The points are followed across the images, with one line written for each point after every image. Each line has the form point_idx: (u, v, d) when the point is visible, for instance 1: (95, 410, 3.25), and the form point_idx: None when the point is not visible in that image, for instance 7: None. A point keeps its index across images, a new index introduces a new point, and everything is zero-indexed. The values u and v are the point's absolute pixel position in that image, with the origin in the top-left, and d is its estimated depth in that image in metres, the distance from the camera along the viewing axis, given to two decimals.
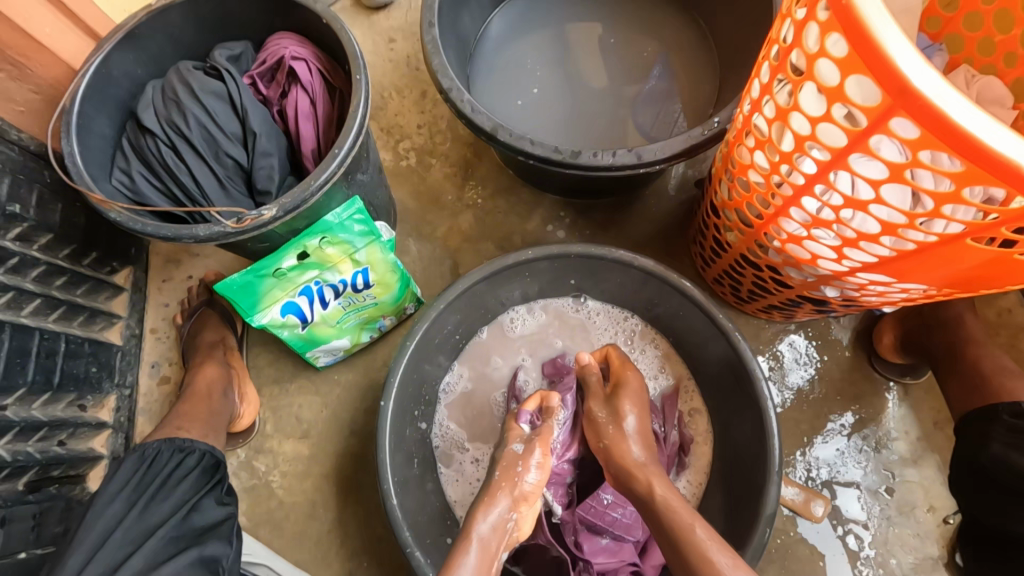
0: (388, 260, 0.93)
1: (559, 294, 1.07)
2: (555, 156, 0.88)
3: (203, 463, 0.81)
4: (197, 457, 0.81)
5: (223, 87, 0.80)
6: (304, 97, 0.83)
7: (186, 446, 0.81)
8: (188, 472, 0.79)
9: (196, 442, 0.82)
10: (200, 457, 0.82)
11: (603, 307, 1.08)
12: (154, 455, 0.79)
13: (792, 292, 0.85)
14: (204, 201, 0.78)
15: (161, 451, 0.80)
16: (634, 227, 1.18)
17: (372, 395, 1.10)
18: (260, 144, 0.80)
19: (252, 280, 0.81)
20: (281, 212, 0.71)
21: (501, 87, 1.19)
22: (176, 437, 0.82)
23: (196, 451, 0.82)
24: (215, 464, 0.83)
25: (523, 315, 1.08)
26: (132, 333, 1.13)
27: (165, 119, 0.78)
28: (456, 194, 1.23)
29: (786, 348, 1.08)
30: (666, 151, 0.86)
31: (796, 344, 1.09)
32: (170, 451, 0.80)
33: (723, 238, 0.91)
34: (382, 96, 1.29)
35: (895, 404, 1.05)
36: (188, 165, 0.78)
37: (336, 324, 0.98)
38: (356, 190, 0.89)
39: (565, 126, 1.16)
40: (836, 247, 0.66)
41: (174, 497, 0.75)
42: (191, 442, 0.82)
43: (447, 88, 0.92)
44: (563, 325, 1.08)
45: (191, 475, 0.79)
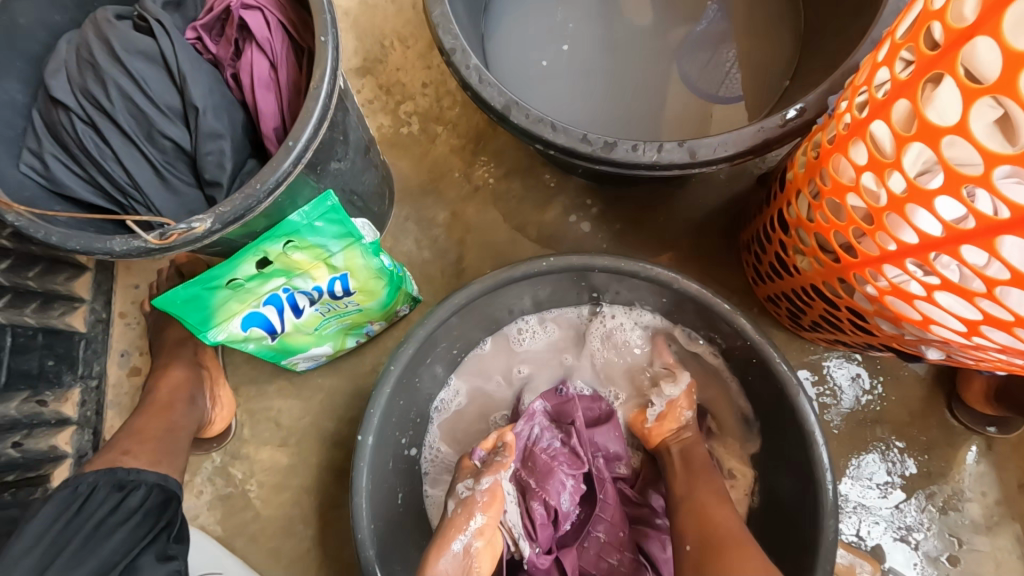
0: (372, 265, 0.77)
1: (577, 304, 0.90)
2: (583, 148, 0.69)
3: (148, 503, 0.71)
4: (142, 494, 0.71)
5: (155, 45, 0.62)
6: (262, 59, 0.65)
7: (128, 482, 0.71)
8: (129, 515, 0.68)
9: (140, 477, 0.72)
10: (145, 495, 0.71)
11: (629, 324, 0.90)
12: (88, 494, 0.68)
13: (874, 339, 0.67)
14: (137, 195, 0.63)
15: (97, 487, 0.69)
16: (673, 223, 0.98)
17: (359, 404, 0.97)
18: (205, 123, 0.63)
19: (200, 292, 0.67)
20: (219, 224, 0.55)
21: (524, 41, 0.96)
22: (116, 469, 0.72)
23: (139, 487, 0.71)
24: (165, 500, 0.72)
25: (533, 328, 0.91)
26: (98, 318, 1.01)
27: (81, 87, 0.61)
28: (464, 171, 1.04)
29: (835, 382, 0.91)
30: (728, 148, 0.66)
31: (847, 376, 0.91)
32: (109, 488, 0.70)
33: (791, 262, 0.72)
34: (382, 46, 1.07)
35: (974, 459, 0.87)
36: (114, 148, 0.62)
37: (314, 332, 0.84)
38: (331, 180, 0.71)
39: (599, 94, 0.94)
40: (967, 322, 0.47)
41: (103, 553, 0.63)
42: (135, 477, 0.72)
43: (449, 50, 0.71)
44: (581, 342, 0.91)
45: (132, 520, 0.68)
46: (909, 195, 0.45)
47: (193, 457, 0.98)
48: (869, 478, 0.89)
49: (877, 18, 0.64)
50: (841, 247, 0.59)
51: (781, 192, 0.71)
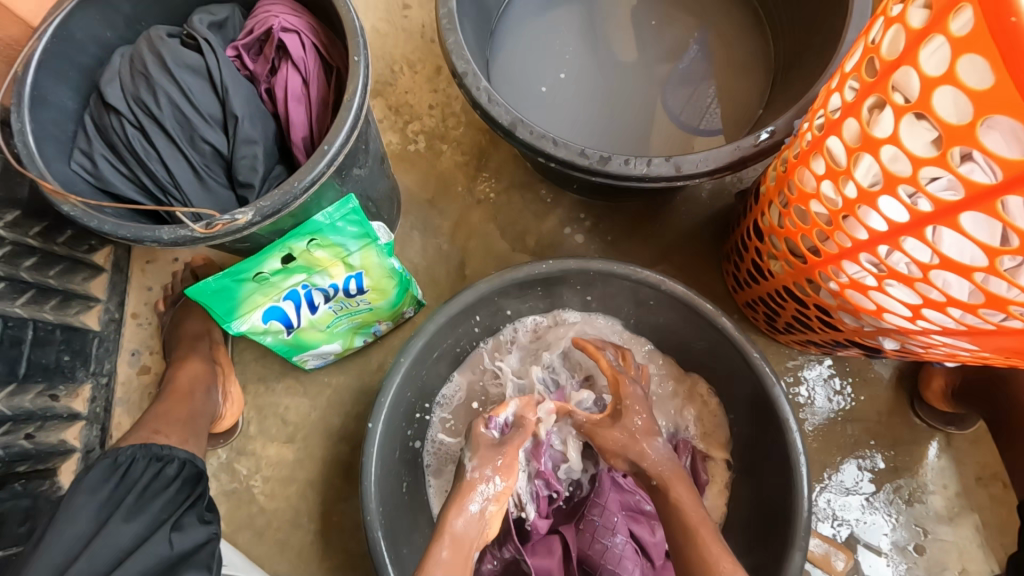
0: (386, 265, 0.84)
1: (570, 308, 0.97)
2: (581, 161, 0.77)
3: (184, 472, 0.77)
4: (177, 467, 0.77)
5: (201, 60, 0.69)
6: (295, 76, 0.72)
7: (163, 455, 0.77)
8: (169, 483, 0.75)
9: (175, 451, 0.78)
10: (179, 467, 0.77)
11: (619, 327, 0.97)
12: (129, 463, 0.74)
13: (839, 335, 0.75)
14: (176, 193, 0.69)
15: (136, 459, 0.75)
16: (660, 236, 1.07)
17: (364, 402, 1.02)
18: (242, 130, 0.70)
19: (229, 284, 0.72)
20: (259, 217, 0.61)
21: (525, 69, 1.06)
22: (151, 444, 0.77)
23: (175, 459, 0.78)
24: (197, 475, 0.79)
25: (529, 329, 0.98)
26: (111, 317, 1.05)
27: (132, 95, 0.68)
28: (467, 185, 1.12)
29: (807, 383, 0.99)
30: (709, 164, 0.75)
31: (818, 377, 0.99)
32: (147, 459, 0.76)
33: (765, 266, 0.80)
34: (392, 70, 1.16)
35: (936, 454, 0.95)
36: (159, 150, 0.68)
37: (326, 329, 0.89)
38: (352, 185, 0.78)
39: (592, 118, 1.03)
40: (913, 306, 0.55)
41: (152, 512, 0.70)
42: (168, 451, 0.78)
43: (461, 73, 0.80)
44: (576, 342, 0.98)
45: (171, 487, 0.74)
46: (859, 198, 0.53)
47: None
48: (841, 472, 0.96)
49: (834, 56, 0.74)
50: (808, 249, 0.68)
51: (756, 204, 0.80)
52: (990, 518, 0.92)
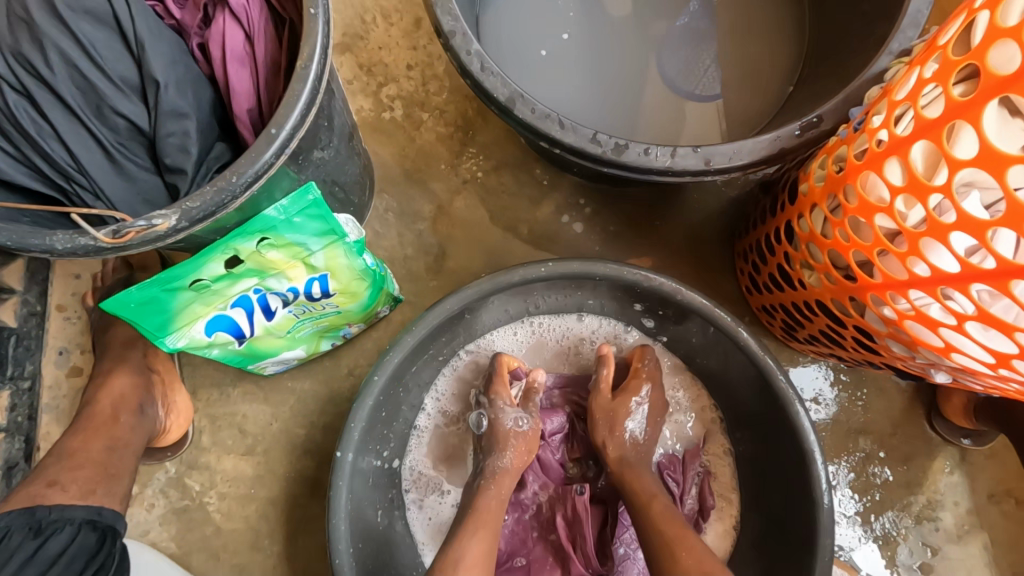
0: (356, 265, 0.71)
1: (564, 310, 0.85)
2: (593, 149, 0.64)
3: (76, 543, 0.64)
4: (68, 535, 0.63)
5: (106, 5, 0.53)
6: (237, 31, 0.57)
7: (50, 523, 0.63)
8: (54, 561, 0.61)
9: (67, 513, 0.65)
10: (73, 535, 0.64)
11: (623, 333, 0.85)
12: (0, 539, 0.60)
13: (877, 358, 0.66)
14: (83, 181, 0.54)
15: (13, 530, 0.62)
16: (669, 228, 0.95)
17: (334, 409, 0.91)
18: (167, 100, 0.54)
19: (159, 294, 0.59)
20: (185, 222, 0.47)
21: (521, 26, 0.90)
22: (36, 509, 0.63)
23: (65, 528, 0.64)
24: (97, 539, 0.65)
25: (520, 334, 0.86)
26: (32, 311, 0.90)
27: (14, 51, 0.52)
28: (451, 163, 0.97)
29: (814, 392, 0.92)
30: (743, 157, 0.63)
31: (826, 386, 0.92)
32: (28, 529, 0.62)
33: (796, 276, 0.69)
34: (363, 21, 0.98)
35: (950, 470, 0.90)
36: (54, 125, 0.53)
37: (286, 335, 0.77)
38: (312, 171, 0.64)
39: (598, 89, 0.89)
40: (996, 351, 0.47)
41: None
42: (58, 517, 0.64)
43: (448, 32, 0.65)
44: (567, 347, 0.86)
45: (60, 562, 0.61)
46: (957, 223, 0.43)
47: (144, 467, 0.89)
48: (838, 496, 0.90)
49: (899, 28, 0.62)
50: (858, 266, 0.57)
51: (790, 203, 0.68)
52: (999, 537, 0.88)
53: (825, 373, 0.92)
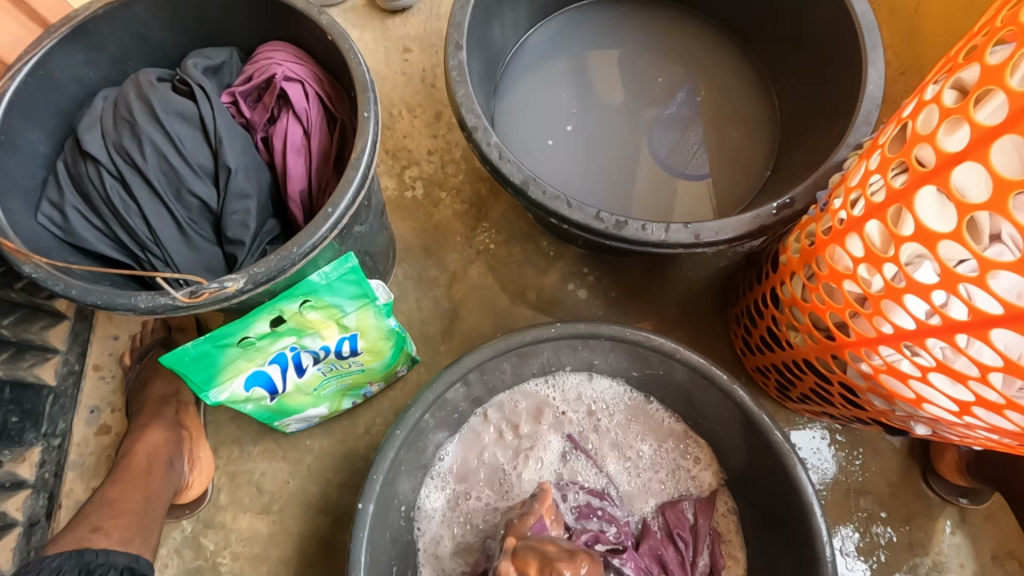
0: (383, 326, 0.78)
1: (574, 369, 0.91)
2: (596, 224, 0.73)
3: None
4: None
5: (194, 107, 0.64)
6: (296, 127, 0.68)
7: (95, 565, 0.67)
8: None
9: (111, 557, 0.69)
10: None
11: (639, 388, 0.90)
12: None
13: (862, 413, 0.72)
14: (157, 250, 0.63)
15: (62, 570, 0.66)
16: (666, 295, 1.03)
17: (350, 468, 0.94)
18: (236, 183, 0.64)
19: (209, 350, 0.65)
20: (251, 284, 0.55)
21: (530, 120, 1.03)
22: (84, 551, 0.68)
23: (109, 571, 0.68)
24: None
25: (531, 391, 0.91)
26: (70, 370, 0.95)
27: (115, 143, 0.62)
28: (466, 235, 1.07)
29: (809, 450, 0.95)
30: (728, 231, 0.72)
31: (821, 446, 0.96)
32: (75, 570, 0.66)
33: (784, 338, 0.76)
34: (390, 114, 1.12)
35: (951, 530, 0.91)
36: (139, 204, 0.62)
37: (312, 391, 0.82)
38: (350, 243, 0.73)
39: (599, 171, 1.01)
40: (959, 401, 0.53)
41: None
42: (104, 560, 0.68)
43: (472, 127, 0.76)
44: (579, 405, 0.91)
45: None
46: (908, 287, 0.51)
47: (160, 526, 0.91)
48: (845, 558, 0.91)
49: (852, 126, 0.74)
50: (834, 326, 0.65)
51: (773, 273, 0.77)
52: None
53: (818, 432, 0.96)
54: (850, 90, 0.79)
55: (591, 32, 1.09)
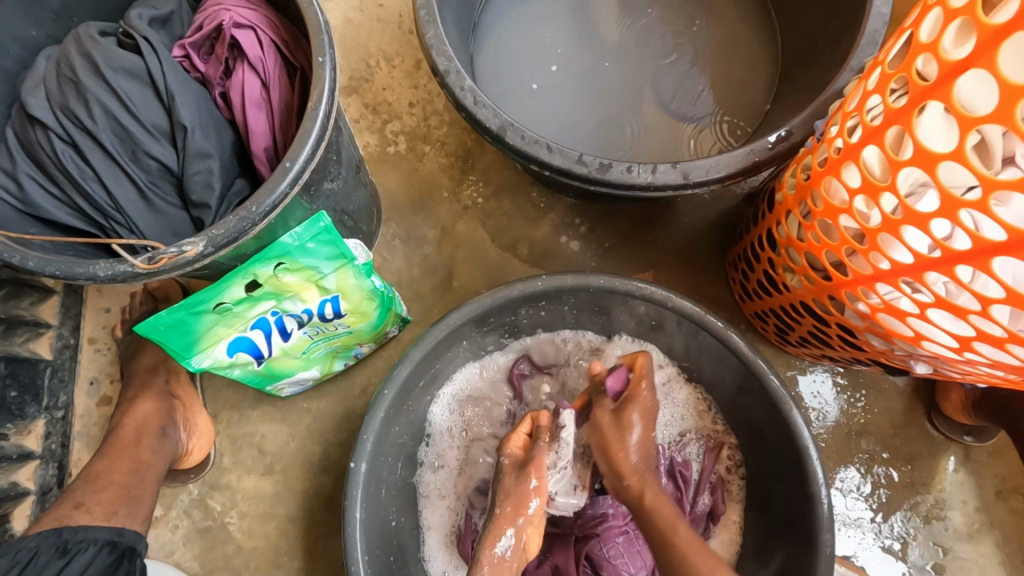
0: (365, 286, 0.76)
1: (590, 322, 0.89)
2: (579, 169, 0.69)
3: (98, 561, 0.67)
4: (91, 555, 0.67)
5: (140, 63, 0.60)
6: (253, 78, 0.63)
7: (73, 545, 0.67)
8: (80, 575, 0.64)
9: (88, 535, 0.68)
10: (95, 554, 0.67)
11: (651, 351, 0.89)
12: (29, 560, 0.63)
13: (862, 354, 0.69)
14: (120, 218, 0.60)
15: (39, 551, 0.65)
16: (661, 241, 1.00)
17: (348, 428, 0.95)
18: (194, 143, 0.61)
19: (185, 318, 0.64)
20: (211, 247, 0.54)
21: (512, 63, 0.97)
22: (62, 529, 0.67)
23: (89, 546, 0.67)
24: (121, 555, 0.69)
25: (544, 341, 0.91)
26: (66, 344, 0.96)
27: (61, 105, 0.59)
28: (453, 190, 1.03)
29: (811, 395, 0.93)
30: (718, 170, 0.68)
31: (827, 388, 0.94)
32: (52, 550, 0.66)
33: (781, 279, 0.73)
34: (368, 65, 1.06)
35: (954, 468, 0.90)
36: (95, 170, 0.59)
37: (302, 355, 0.82)
38: (322, 201, 0.70)
39: (587, 115, 0.95)
40: (958, 335, 0.50)
41: None
42: (82, 537, 0.68)
43: (443, 71, 0.71)
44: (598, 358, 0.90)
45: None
46: (906, 218, 0.47)
47: (168, 490, 0.93)
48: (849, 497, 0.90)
49: (856, 47, 0.67)
50: (833, 266, 0.61)
51: (769, 212, 0.73)
52: (1011, 534, 0.88)
53: (822, 374, 0.94)
54: (855, 7, 0.72)
55: None
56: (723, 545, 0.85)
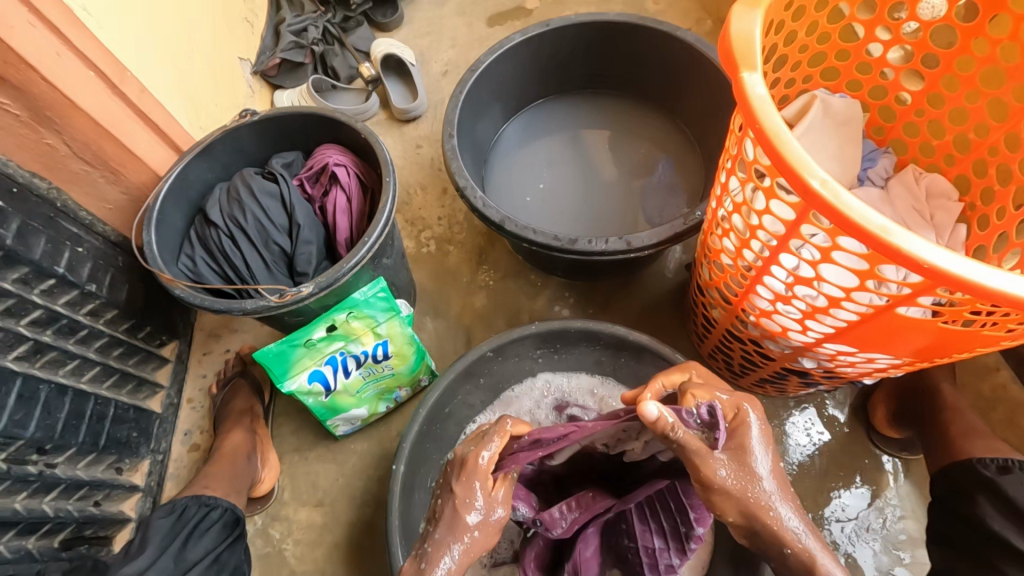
0: (407, 334, 1.04)
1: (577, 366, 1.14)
2: (555, 243, 1.01)
3: (224, 518, 0.97)
4: (218, 513, 0.96)
5: (276, 188, 0.97)
6: (342, 195, 0.99)
7: (210, 503, 0.97)
8: (212, 525, 0.95)
9: (219, 499, 0.98)
10: (220, 514, 0.97)
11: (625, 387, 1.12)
12: (183, 510, 0.95)
13: (776, 365, 0.92)
14: (252, 281, 0.92)
15: (188, 505, 0.96)
16: (633, 306, 1.27)
17: (386, 464, 1.16)
18: (303, 234, 0.95)
19: (286, 349, 0.93)
20: (317, 289, 0.86)
21: (511, 187, 1.36)
22: (201, 494, 0.98)
23: (219, 507, 0.97)
24: (235, 519, 0.98)
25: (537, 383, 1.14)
26: (171, 401, 1.23)
27: (227, 214, 0.95)
28: (471, 276, 1.35)
29: (791, 424, 1.11)
30: (651, 238, 0.98)
31: (799, 420, 1.12)
32: (197, 505, 0.96)
33: (710, 316, 0.99)
34: (408, 192, 1.46)
35: (899, 481, 1.05)
36: (242, 251, 0.93)
37: (356, 393, 1.07)
38: (380, 272, 1.02)
39: (568, 217, 1.30)
40: (800, 320, 0.74)
41: (203, 544, 0.92)
42: (214, 500, 0.97)
43: (463, 186, 1.07)
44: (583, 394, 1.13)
45: (213, 529, 0.94)
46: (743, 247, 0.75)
47: None
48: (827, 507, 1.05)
49: None
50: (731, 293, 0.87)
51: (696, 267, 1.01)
52: None
53: (799, 411, 1.12)
54: None
55: (553, 120, 1.44)
56: None
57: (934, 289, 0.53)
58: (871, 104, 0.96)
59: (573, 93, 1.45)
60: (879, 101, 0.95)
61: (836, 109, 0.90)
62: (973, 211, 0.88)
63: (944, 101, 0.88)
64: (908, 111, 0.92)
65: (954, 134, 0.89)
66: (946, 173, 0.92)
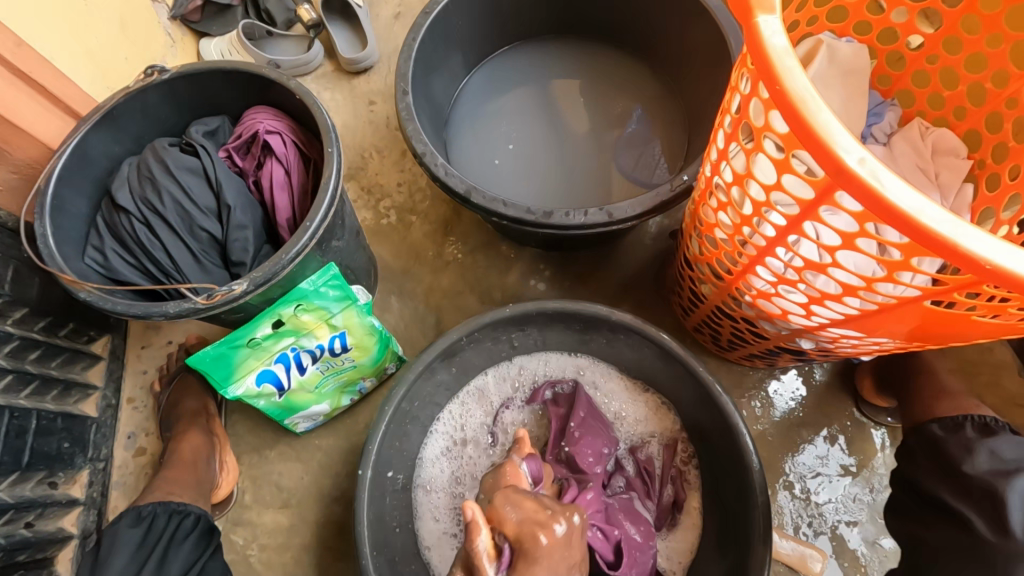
0: (366, 323, 0.93)
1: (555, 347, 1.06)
2: (528, 217, 0.90)
3: (198, 525, 0.89)
4: (192, 520, 0.89)
5: (197, 162, 0.82)
6: (279, 168, 0.85)
7: (182, 509, 0.89)
8: (188, 534, 0.87)
9: (190, 505, 0.90)
10: (195, 520, 0.89)
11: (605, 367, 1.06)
12: (152, 519, 0.86)
13: (770, 343, 0.85)
14: (178, 275, 0.79)
15: (157, 513, 0.87)
16: (614, 277, 1.19)
17: (354, 459, 1.08)
18: (235, 217, 0.81)
19: (226, 351, 0.81)
20: (252, 286, 0.74)
21: (476, 149, 1.22)
22: (171, 500, 0.89)
23: (190, 513, 0.89)
24: (210, 527, 0.91)
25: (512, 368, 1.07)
26: (108, 403, 1.10)
27: (140, 196, 0.80)
28: (437, 250, 1.24)
29: (771, 394, 1.08)
30: (634, 208, 0.88)
31: (783, 389, 1.08)
32: (166, 513, 0.88)
33: (698, 291, 0.91)
34: (362, 157, 1.31)
35: (885, 449, 1.04)
36: (162, 240, 0.79)
37: (314, 390, 0.97)
38: (331, 256, 0.90)
39: (541, 182, 1.18)
40: (804, 304, 0.67)
41: (183, 556, 0.85)
42: (185, 506, 0.89)
43: (421, 153, 0.93)
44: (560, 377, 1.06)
45: (189, 539, 0.87)
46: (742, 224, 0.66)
47: None
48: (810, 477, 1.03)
49: None
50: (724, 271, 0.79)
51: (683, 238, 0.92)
52: None
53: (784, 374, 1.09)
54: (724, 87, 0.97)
55: (521, 70, 1.28)
56: (690, 531, 0.96)
57: (976, 283, 0.46)
58: (878, 50, 0.86)
59: (542, 39, 1.30)
60: (887, 46, 0.85)
61: (840, 57, 0.81)
62: (982, 169, 0.81)
63: (960, 46, 0.79)
64: (918, 57, 0.83)
65: (968, 83, 0.80)
66: (955, 128, 0.83)
